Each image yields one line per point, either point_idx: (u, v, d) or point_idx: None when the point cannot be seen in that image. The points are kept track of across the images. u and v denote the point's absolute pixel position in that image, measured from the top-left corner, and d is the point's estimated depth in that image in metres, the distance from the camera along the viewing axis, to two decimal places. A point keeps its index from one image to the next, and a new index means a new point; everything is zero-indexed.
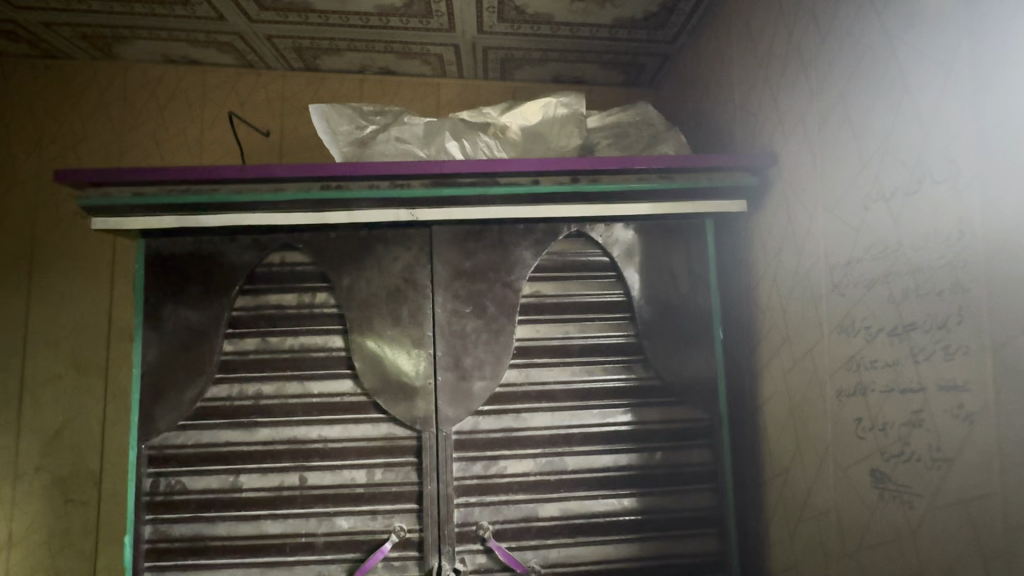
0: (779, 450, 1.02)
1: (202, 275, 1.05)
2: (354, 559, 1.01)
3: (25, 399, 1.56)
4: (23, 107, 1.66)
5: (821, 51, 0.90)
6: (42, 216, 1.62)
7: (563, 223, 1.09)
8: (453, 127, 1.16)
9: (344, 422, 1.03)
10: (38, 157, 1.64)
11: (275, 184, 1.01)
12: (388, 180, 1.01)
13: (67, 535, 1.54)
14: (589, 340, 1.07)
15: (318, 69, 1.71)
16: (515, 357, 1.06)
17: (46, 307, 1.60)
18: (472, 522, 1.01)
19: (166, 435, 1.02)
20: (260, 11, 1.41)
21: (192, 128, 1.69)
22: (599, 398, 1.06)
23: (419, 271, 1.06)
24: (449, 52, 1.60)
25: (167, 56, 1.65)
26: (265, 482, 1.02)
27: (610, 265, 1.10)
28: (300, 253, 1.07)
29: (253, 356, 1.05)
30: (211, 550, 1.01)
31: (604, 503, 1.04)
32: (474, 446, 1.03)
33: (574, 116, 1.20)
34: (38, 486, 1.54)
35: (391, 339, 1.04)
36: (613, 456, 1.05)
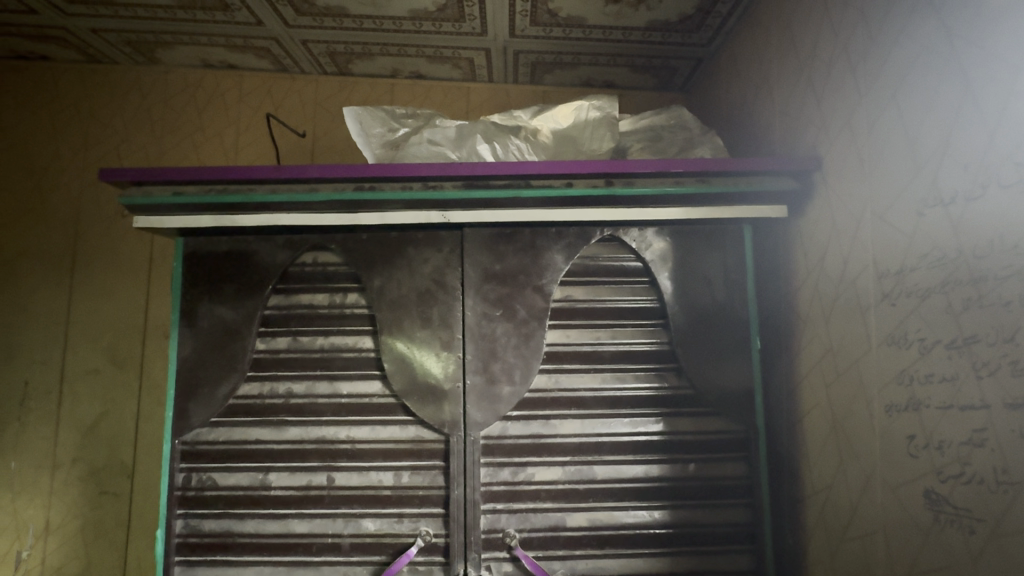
0: (819, 466, 0.98)
1: (236, 273, 1.07)
2: (380, 562, 1.00)
3: (64, 391, 1.62)
4: (70, 111, 1.72)
5: (871, 51, 0.87)
6: (85, 215, 1.68)
7: (596, 227, 1.07)
8: (485, 130, 1.15)
9: (371, 423, 1.03)
10: (83, 158, 1.71)
11: (310, 185, 1.01)
12: (420, 182, 1.01)
13: (101, 525, 1.58)
14: (621, 347, 1.05)
15: (350, 73, 1.73)
16: (545, 362, 1.04)
17: (86, 303, 1.65)
18: (499, 529, 0.99)
19: (198, 431, 1.04)
20: (296, 17, 1.44)
21: (228, 131, 1.73)
22: (630, 406, 1.04)
23: (449, 273, 1.06)
24: (480, 56, 1.61)
25: (206, 61, 1.70)
26: (294, 481, 1.02)
27: (643, 270, 1.07)
28: (332, 253, 1.08)
29: (284, 355, 1.06)
30: (239, 546, 1.01)
31: (635, 515, 1.01)
32: (502, 452, 1.01)
33: (607, 119, 1.18)
34: (74, 477, 1.59)
35: (420, 341, 1.04)
36: (644, 467, 1.02)
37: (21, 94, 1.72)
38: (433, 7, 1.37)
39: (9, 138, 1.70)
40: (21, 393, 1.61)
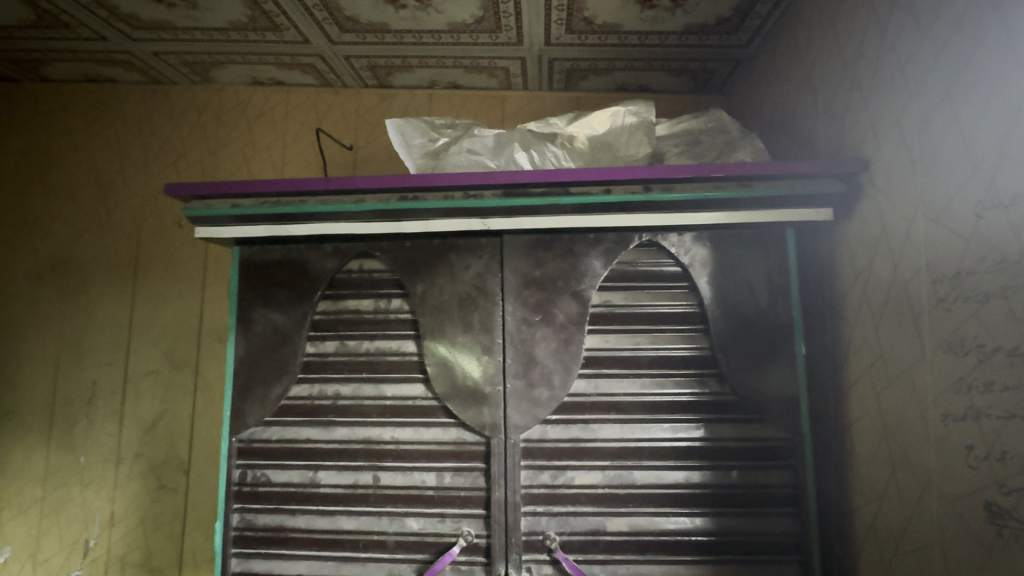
0: (870, 476, 0.95)
1: (288, 280, 1.13)
2: (424, 560, 1.03)
3: (128, 390, 1.73)
4: (133, 129, 1.85)
5: (922, 50, 0.85)
6: (147, 225, 1.79)
7: (635, 232, 1.07)
8: (522, 138, 1.17)
9: (415, 425, 1.06)
10: (145, 172, 1.83)
11: (357, 196, 1.06)
12: (462, 191, 1.04)
13: (160, 518, 1.68)
14: (661, 352, 1.05)
15: (390, 85, 1.79)
16: (584, 366, 1.05)
17: (147, 308, 1.76)
18: (539, 532, 1.01)
19: (254, 429, 1.09)
20: (341, 34, 1.50)
21: (276, 145, 1.81)
22: (670, 411, 1.03)
23: (490, 279, 1.08)
24: (515, 66, 1.64)
25: (256, 78, 1.79)
26: (342, 479, 1.07)
27: (682, 275, 1.07)
28: (377, 260, 1.12)
29: (332, 358, 1.10)
30: (291, 541, 1.06)
31: (676, 522, 1.01)
32: (542, 455, 1.03)
33: (644, 125, 1.19)
34: (136, 471, 1.69)
35: (462, 346, 1.07)
36: (684, 473, 1.02)
37: (91, 114, 1.86)
38: (471, 19, 1.40)
39: (80, 155, 1.84)
40: (90, 391, 1.73)
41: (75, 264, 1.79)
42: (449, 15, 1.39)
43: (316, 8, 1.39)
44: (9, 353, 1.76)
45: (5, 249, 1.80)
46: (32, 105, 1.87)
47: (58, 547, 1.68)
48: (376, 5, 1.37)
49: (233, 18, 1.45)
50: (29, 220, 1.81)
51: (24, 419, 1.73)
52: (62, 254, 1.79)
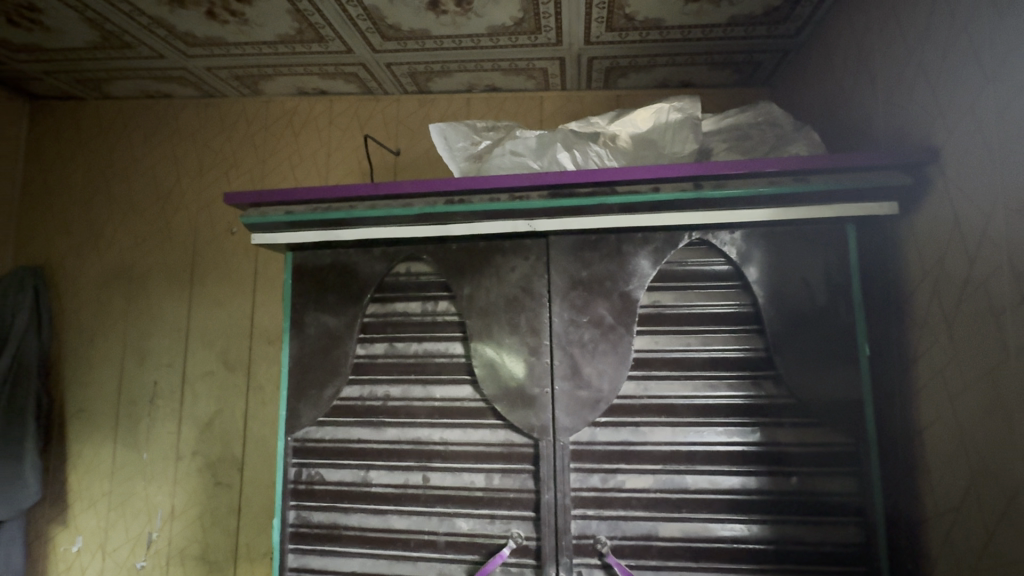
0: (945, 485, 0.90)
1: (338, 284, 1.15)
2: (474, 561, 1.03)
3: (186, 390, 1.81)
4: (188, 141, 1.94)
5: (1001, 32, 0.80)
6: (201, 233, 1.88)
7: (684, 231, 1.05)
8: (564, 138, 1.15)
9: (463, 426, 1.07)
10: (199, 182, 1.91)
11: (404, 200, 1.08)
12: (507, 193, 1.04)
13: (216, 513, 1.75)
14: (713, 353, 1.02)
15: (429, 91, 1.82)
16: (633, 368, 1.03)
17: (203, 312, 1.84)
18: (590, 535, 1.00)
19: (308, 429, 1.13)
20: (383, 42, 1.53)
21: (320, 152, 1.86)
22: (723, 414, 1.00)
23: (536, 281, 1.08)
24: (554, 66, 1.63)
25: (301, 89, 1.86)
26: (393, 479, 1.08)
27: (734, 274, 1.04)
28: (424, 263, 1.14)
29: (382, 360, 1.12)
30: (345, 538, 1.08)
31: (731, 529, 0.98)
32: (591, 458, 1.01)
33: (689, 120, 1.15)
34: (194, 468, 1.77)
35: (509, 348, 1.07)
36: (739, 478, 0.99)
37: (150, 129, 1.97)
38: (511, 21, 1.41)
39: (141, 168, 1.95)
40: (152, 391, 1.83)
41: (137, 271, 1.89)
42: (490, 18, 1.40)
43: (359, 18, 1.42)
44: (80, 355, 1.87)
45: (75, 257, 1.92)
46: (97, 122, 1.99)
47: (125, 538, 1.78)
48: (418, 12, 1.38)
49: (281, 31, 1.50)
50: (95, 230, 1.93)
51: (93, 418, 1.84)
52: (126, 262, 1.90)
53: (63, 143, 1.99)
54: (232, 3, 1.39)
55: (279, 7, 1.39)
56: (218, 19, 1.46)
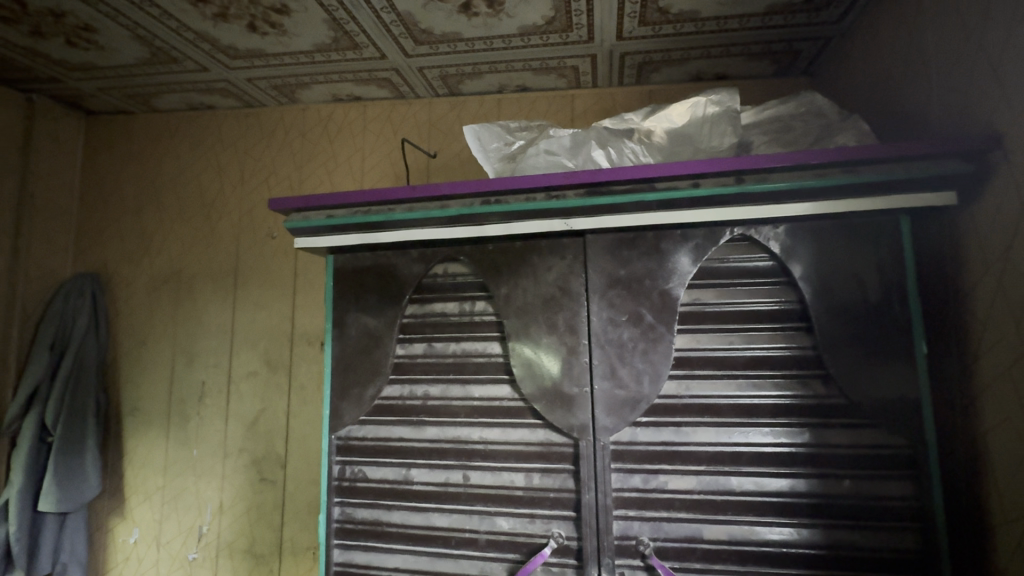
0: (1014, 489, 0.85)
1: (378, 285, 1.18)
2: (515, 560, 1.04)
3: (232, 390, 1.88)
4: (230, 150, 2.02)
5: None
6: (244, 238, 1.95)
7: (725, 227, 1.03)
8: (598, 136, 1.14)
9: (502, 425, 1.08)
10: (241, 189, 1.99)
11: (441, 202, 1.09)
12: (543, 192, 1.04)
13: (261, 508, 1.81)
14: (758, 352, 0.99)
15: (460, 93, 1.84)
16: (674, 368, 1.01)
17: (247, 314, 1.91)
18: (632, 536, 0.99)
19: (350, 427, 1.15)
20: (415, 47, 1.55)
21: (355, 157, 1.91)
22: (768, 415, 0.98)
23: (573, 280, 1.07)
24: (585, 63, 1.62)
25: (336, 96, 1.90)
26: (433, 477, 1.10)
27: (779, 270, 1.01)
28: (461, 264, 1.15)
29: (421, 359, 1.14)
30: (388, 534, 1.11)
31: (778, 532, 0.95)
32: (632, 458, 1.00)
33: (727, 113, 1.12)
34: (241, 465, 1.84)
35: (546, 347, 1.07)
36: (787, 480, 0.96)
37: (195, 139, 2.05)
38: (543, 20, 1.41)
39: (187, 177, 2.04)
40: (200, 390, 1.91)
41: (185, 276, 1.98)
42: (521, 18, 1.40)
43: (393, 24, 1.44)
44: (134, 356, 1.97)
45: (128, 264, 2.03)
46: (147, 134, 2.09)
47: (177, 531, 1.86)
48: (450, 16, 1.40)
49: (318, 40, 1.54)
50: (147, 237, 2.03)
51: (146, 416, 1.93)
52: (175, 267, 1.99)
53: (116, 155, 2.10)
54: (272, 15, 1.43)
55: (316, 17, 1.43)
56: (258, 31, 1.51)
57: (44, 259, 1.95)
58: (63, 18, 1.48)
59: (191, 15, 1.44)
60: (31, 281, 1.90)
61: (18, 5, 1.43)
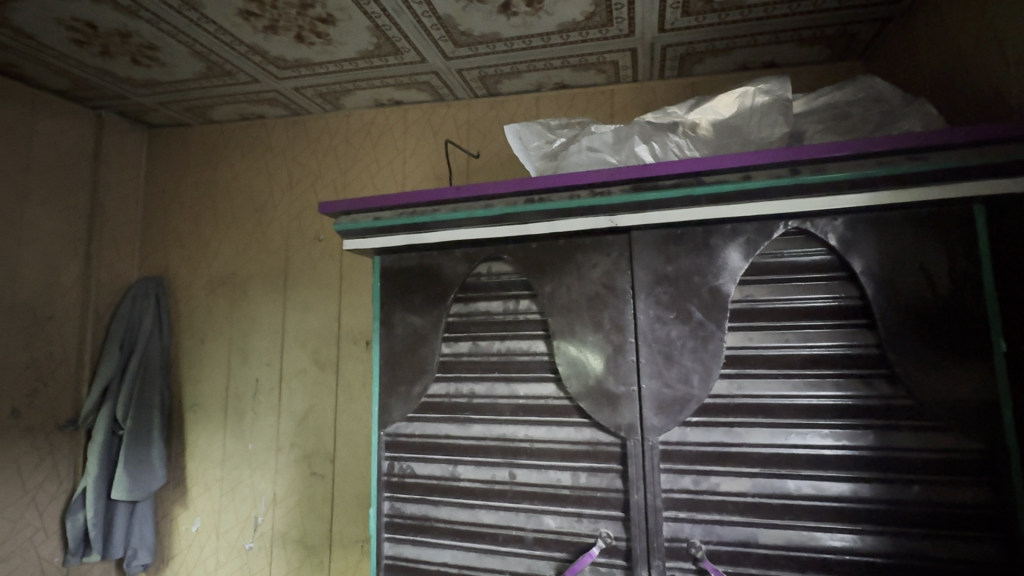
0: None
1: (424, 285, 1.20)
2: (563, 559, 1.03)
3: (283, 386, 1.96)
4: (280, 156, 2.10)
5: None
6: (293, 241, 2.03)
7: (779, 220, 0.99)
8: (642, 131, 1.13)
9: (548, 423, 1.08)
10: (290, 194, 2.07)
11: (485, 202, 1.10)
12: (587, 189, 1.03)
13: (312, 500, 1.88)
14: (815, 351, 0.95)
15: (499, 93, 1.85)
16: (725, 366, 0.98)
17: (296, 314, 1.98)
18: (683, 539, 0.97)
19: (398, 424, 1.18)
20: (455, 49, 1.57)
21: (397, 160, 1.95)
22: (827, 416, 0.94)
23: (619, 277, 1.06)
24: (626, 58, 1.60)
25: (378, 101, 1.95)
26: (480, 474, 1.11)
27: (838, 264, 0.96)
28: (504, 263, 1.15)
29: (466, 358, 1.15)
30: (436, 530, 1.12)
31: (839, 538, 0.91)
32: (682, 459, 0.98)
33: (778, 102, 1.07)
34: (293, 459, 1.92)
35: (592, 346, 1.06)
36: (848, 484, 0.92)
37: (247, 148, 2.15)
38: (582, 16, 1.39)
39: (240, 184, 2.13)
40: (254, 387, 2.00)
41: (239, 278, 2.07)
42: (560, 15, 1.39)
43: (433, 28, 1.47)
44: (194, 355, 2.08)
45: (187, 267, 2.14)
46: (203, 144, 2.21)
47: (234, 521, 1.96)
48: (490, 16, 1.41)
49: (361, 48, 1.58)
50: (203, 242, 2.14)
51: (206, 411, 2.04)
52: (229, 270, 2.09)
53: (175, 165, 2.23)
54: (318, 25, 1.48)
55: (360, 25, 1.47)
56: (306, 42, 1.56)
57: (113, 264, 2.09)
58: (130, 38, 1.58)
59: (244, 29, 1.51)
60: (102, 285, 2.04)
61: (91, 29, 1.53)
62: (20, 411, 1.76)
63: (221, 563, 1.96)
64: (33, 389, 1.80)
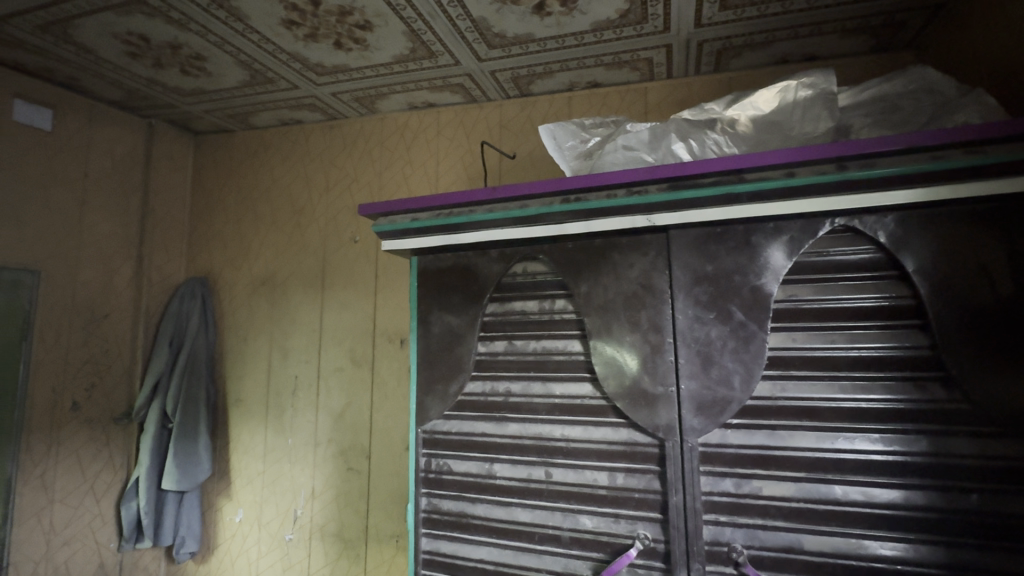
0: None
1: (460, 285, 1.21)
2: (599, 559, 1.03)
3: (321, 384, 2.02)
4: (317, 160, 2.16)
5: None
6: (330, 242, 2.09)
7: (825, 218, 0.96)
8: (678, 128, 1.11)
9: (584, 423, 1.08)
10: (327, 196, 2.12)
11: (521, 202, 1.11)
12: (624, 188, 1.03)
13: (348, 495, 1.93)
14: (864, 352, 0.92)
15: (531, 93, 1.85)
16: (768, 368, 0.96)
17: (333, 313, 2.04)
18: (724, 543, 0.95)
19: (435, 422, 1.20)
20: (488, 51, 1.58)
21: (430, 162, 1.98)
22: (876, 420, 0.91)
23: (657, 276, 1.05)
24: (660, 55, 1.58)
25: (412, 104, 1.98)
26: (516, 473, 1.12)
27: (888, 262, 0.93)
28: (540, 263, 1.16)
29: (502, 357, 1.16)
30: (473, 527, 1.14)
31: (890, 547, 0.88)
32: (723, 461, 0.96)
33: (822, 96, 1.04)
34: (330, 454, 1.97)
35: (629, 346, 1.05)
36: (899, 491, 0.88)
37: (286, 152, 2.22)
38: (617, 14, 1.38)
39: (280, 187, 2.21)
40: (293, 384, 2.06)
41: (279, 278, 2.14)
42: (594, 13, 1.39)
43: (467, 30, 1.48)
44: (236, 352, 2.17)
45: (230, 268, 2.23)
46: (245, 149, 2.29)
47: (276, 513, 2.03)
48: (524, 17, 1.41)
49: (396, 52, 1.61)
50: (245, 243, 2.22)
51: (248, 406, 2.12)
52: (270, 270, 2.16)
53: (219, 170, 2.32)
54: (356, 31, 1.52)
55: (396, 30, 1.50)
56: (343, 48, 1.60)
57: (163, 265, 2.19)
58: (179, 50, 1.66)
59: (285, 37, 1.56)
60: (153, 285, 2.14)
61: (144, 41, 1.62)
62: (80, 404, 1.87)
63: (263, 553, 2.03)
64: (91, 383, 1.91)
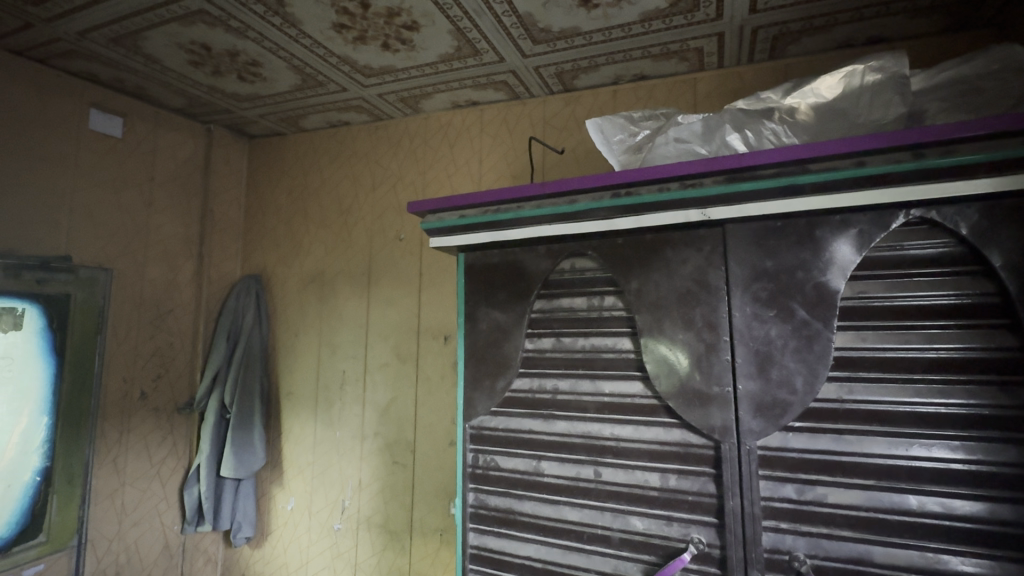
0: None
1: (506, 281, 1.21)
2: (650, 562, 1.01)
3: (367, 378, 2.07)
4: (364, 160, 2.22)
5: None
6: (376, 240, 2.14)
7: (898, 210, 0.90)
8: (733, 119, 1.07)
9: (635, 423, 1.05)
10: (373, 195, 2.17)
11: (571, 197, 1.09)
12: (678, 182, 1.00)
13: (393, 488, 1.98)
14: (942, 354, 0.86)
15: (575, 88, 1.83)
16: (834, 369, 0.91)
17: (379, 310, 2.09)
18: (784, 551, 0.91)
19: (482, 418, 1.20)
20: (533, 47, 1.58)
21: (473, 159, 1.99)
22: (957, 426, 0.84)
23: (712, 273, 1.01)
24: (711, 44, 1.53)
25: (456, 102, 2.00)
26: (565, 471, 1.11)
27: (971, 257, 0.86)
28: (588, 259, 1.14)
29: (549, 354, 1.15)
30: (521, 523, 1.14)
31: (971, 563, 0.82)
32: (784, 466, 0.92)
33: (892, 80, 0.97)
34: (376, 447, 2.02)
35: (682, 344, 1.02)
36: (983, 504, 0.82)
37: (335, 153, 2.29)
38: (666, 3, 1.35)
39: (328, 187, 2.28)
40: (341, 378, 2.13)
41: (328, 275, 2.21)
42: (643, 4, 1.35)
43: (513, 26, 1.48)
44: (288, 346, 2.25)
45: (282, 265, 2.32)
46: (296, 151, 2.38)
47: (325, 503, 2.10)
48: (570, 11, 1.39)
49: (442, 51, 1.63)
50: (296, 241, 2.30)
51: (298, 399, 2.20)
52: (319, 268, 2.24)
53: (271, 171, 2.41)
54: (403, 32, 1.54)
55: (442, 29, 1.51)
56: (391, 49, 1.63)
57: (221, 262, 2.31)
58: (237, 57, 1.73)
59: (335, 41, 1.61)
60: (212, 282, 2.25)
61: (206, 50, 1.70)
62: (148, 394, 2.00)
63: (314, 541, 2.10)
64: (158, 374, 2.04)
